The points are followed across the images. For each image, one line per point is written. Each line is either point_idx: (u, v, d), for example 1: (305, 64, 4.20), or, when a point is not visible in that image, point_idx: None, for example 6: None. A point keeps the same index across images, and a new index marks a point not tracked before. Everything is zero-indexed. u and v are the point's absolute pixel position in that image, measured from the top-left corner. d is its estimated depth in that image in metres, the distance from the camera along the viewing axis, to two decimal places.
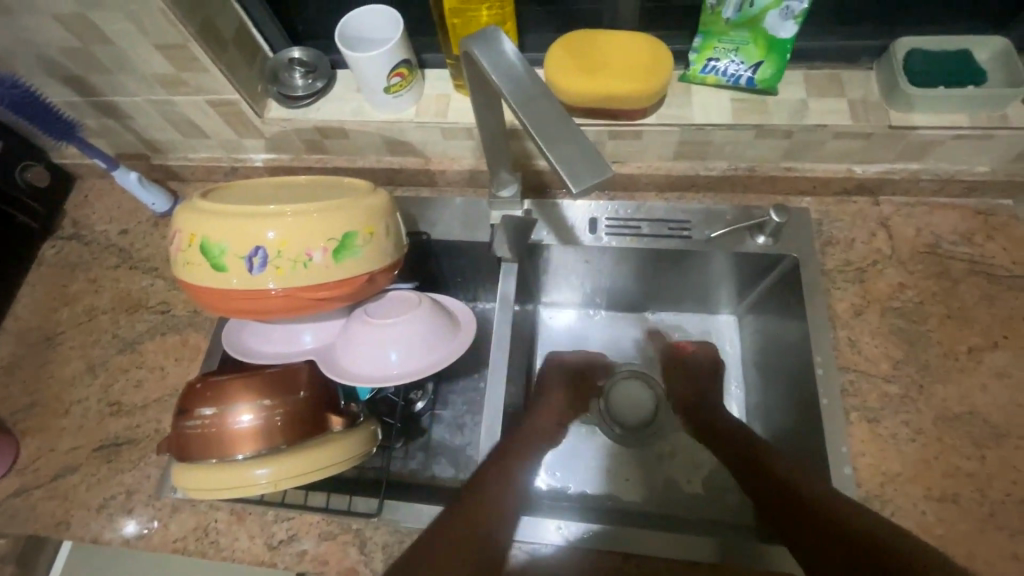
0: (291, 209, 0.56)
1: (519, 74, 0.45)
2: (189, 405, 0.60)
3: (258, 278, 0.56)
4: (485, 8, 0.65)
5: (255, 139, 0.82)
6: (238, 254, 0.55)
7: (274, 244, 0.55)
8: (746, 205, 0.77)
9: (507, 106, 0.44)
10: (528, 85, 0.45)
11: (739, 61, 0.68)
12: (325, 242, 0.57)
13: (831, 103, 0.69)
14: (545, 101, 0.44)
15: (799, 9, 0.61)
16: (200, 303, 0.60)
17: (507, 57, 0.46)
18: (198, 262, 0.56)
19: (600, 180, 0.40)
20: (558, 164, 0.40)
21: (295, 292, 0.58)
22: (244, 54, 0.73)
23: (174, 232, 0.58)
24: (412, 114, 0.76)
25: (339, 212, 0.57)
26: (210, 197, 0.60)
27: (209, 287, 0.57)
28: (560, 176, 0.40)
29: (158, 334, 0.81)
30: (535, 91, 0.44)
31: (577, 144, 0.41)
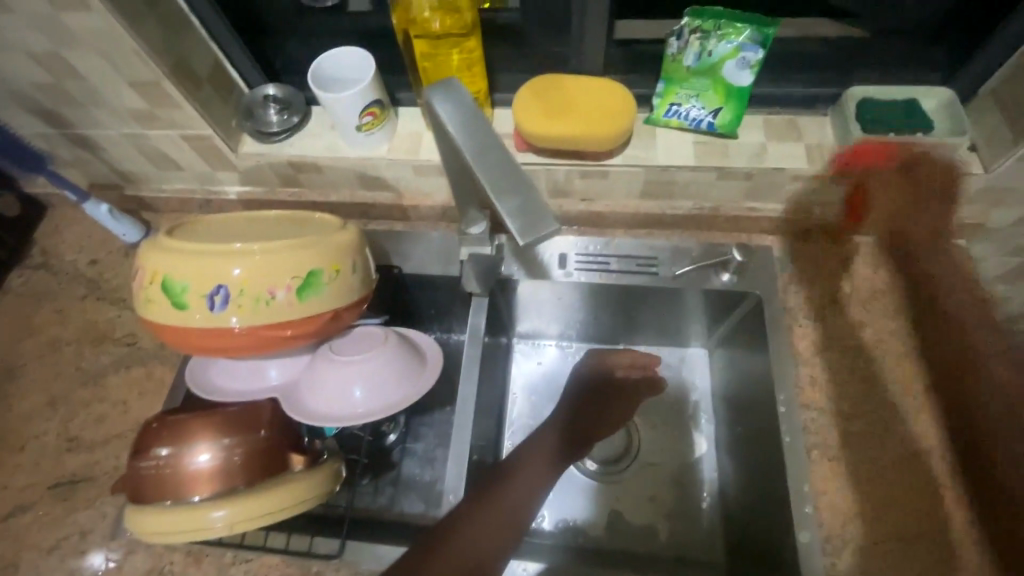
0: (255, 247, 0.56)
1: (476, 125, 0.46)
2: (145, 444, 0.59)
3: (221, 317, 0.56)
4: (455, 53, 0.67)
5: (229, 172, 0.83)
6: (200, 292, 0.55)
7: (237, 282, 0.55)
8: (712, 242, 0.79)
9: (463, 156, 0.45)
10: (484, 136, 0.46)
11: (700, 106, 0.70)
12: (289, 281, 0.57)
13: (789, 147, 0.72)
14: (499, 153, 0.45)
15: (754, 59, 0.65)
16: (162, 339, 0.59)
17: (465, 108, 0.47)
18: (159, 299, 0.56)
19: (546, 236, 0.41)
20: (508, 216, 0.41)
21: (258, 330, 0.57)
22: (219, 90, 0.74)
23: (137, 269, 0.58)
24: (385, 151, 0.77)
25: (304, 250, 0.57)
26: (175, 233, 0.60)
27: (170, 324, 0.56)
28: (509, 228, 0.41)
29: (123, 367, 0.80)
30: (491, 142, 0.45)
31: (528, 196, 0.42)
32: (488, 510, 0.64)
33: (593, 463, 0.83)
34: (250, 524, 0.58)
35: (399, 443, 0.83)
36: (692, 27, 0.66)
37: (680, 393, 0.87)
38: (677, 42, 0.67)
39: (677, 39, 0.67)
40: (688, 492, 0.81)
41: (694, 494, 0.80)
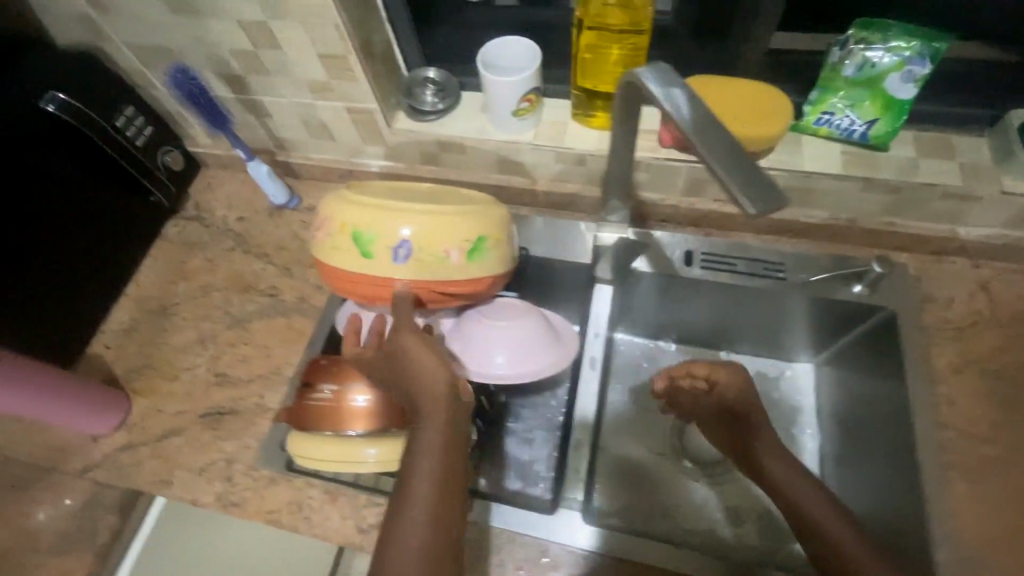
0: (434, 209, 0.61)
1: (693, 101, 0.46)
2: (314, 378, 0.65)
3: (399, 268, 0.61)
4: (616, 47, 0.71)
5: (377, 146, 0.89)
6: (386, 244, 0.60)
7: (420, 239, 0.60)
8: (842, 254, 0.80)
9: (677, 127, 0.46)
10: (703, 112, 0.46)
11: (855, 116, 0.71)
12: (463, 243, 0.61)
13: (941, 164, 0.71)
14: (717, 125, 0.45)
15: (922, 73, 0.65)
16: (336, 287, 0.65)
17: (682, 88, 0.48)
18: (347, 248, 0.61)
19: (776, 208, 0.41)
20: (731, 181, 0.42)
21: (428, 285, 0.62)
22: (387, 69, 0.80)
23: (322, 218, 0.63)
24: (530, 137, 0.81)
25: (476, 216, 0.62)
26: (357, 190, 0.65)
27: (352, 272, 0.62)
28: (734, 194, 0.41)
29: (266, 316, 0.86)
30: (710, 117, 0.45)
31: (749, 165, 0.42)
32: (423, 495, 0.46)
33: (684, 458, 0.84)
34: (396, 466, 0.62)
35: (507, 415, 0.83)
36: (857, 38, 0.67)
37: (785, 407, 0.86)
38: (839, 52, 0.69)
39: (840, 49, 0.68)
40: None
41: None
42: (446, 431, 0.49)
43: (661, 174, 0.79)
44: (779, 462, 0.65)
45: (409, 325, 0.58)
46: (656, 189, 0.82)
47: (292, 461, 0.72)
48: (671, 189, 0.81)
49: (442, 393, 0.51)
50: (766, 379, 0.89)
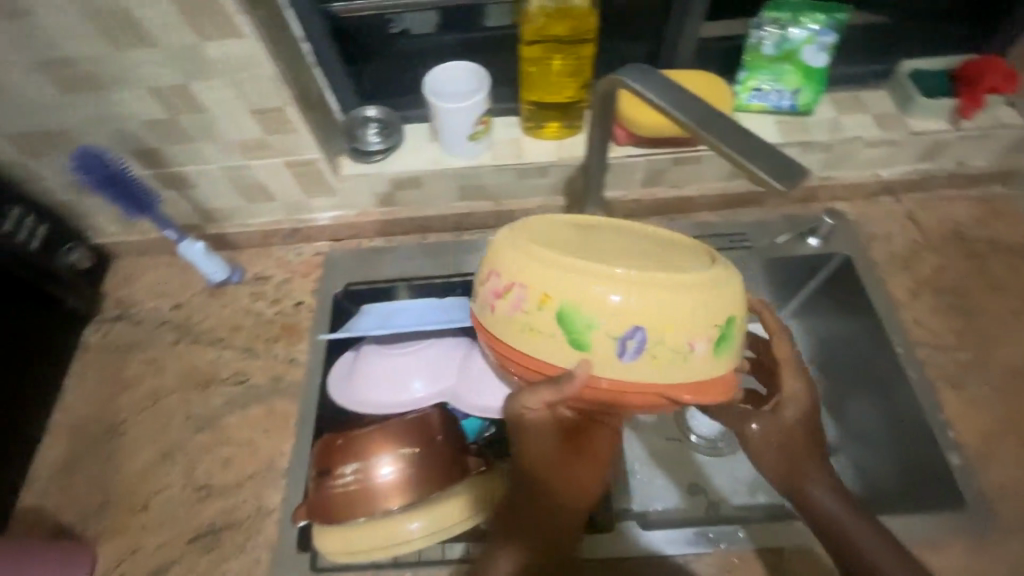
0: (669, 279, 0.44)
1: (682, 96, 0.48)
2: (330, 464, 0.58)
3: (626, 368, 0.44)
4: (557, 58, 0.73)
5: (324, 197, 0.83)
6: (610, 333, 0.44)
7: (658, 326, 0.44)
8: (792, 214, 0.86)
9: (678, 124, 0.47)
10: (698, 105, 0.47)
11: (781, 89, 0.77)
12: (711, 331, 0.45)
13: (859, 118, 0.80)
14: (716, 113, 0.46)
15: (830, 41, 0.73)
16: (506, 365, 0.48)
17: (673, 89, 0.48)
18: (549, 331, 0.45)
19: (804, 184, 0.42)
20: (751, 164, 0.43)
21: (659, 394, 0.45)
22: (323, 115, 0.75)
23: (504, 283, 0.47)
24: (488, 160, 0.80)
25: (721, 293, 0.45)
26: (547, 239, 0.49)
27: (550, 363, 0.45)
28: (758, 174, 0.42)
29: (238, 407, 0.76)
30: (708, 111, 0.46)
31: (760, 145, 0.44)
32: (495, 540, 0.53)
33: (697, 436, 0.85)
34: (443, 534, 0.58)
35: None
36: (771, 19, 0.74)
37: None
38: (757, 33, 0.75)
39: (759, 31, 0.74)
40: None
41: None
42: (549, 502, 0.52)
43: (621, 173, 0.82)
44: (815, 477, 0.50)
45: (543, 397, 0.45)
46: (618, 186, 0.84)
47: (316, 559, 0.64)
48: (633, 183, 0.83)
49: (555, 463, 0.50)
50: None
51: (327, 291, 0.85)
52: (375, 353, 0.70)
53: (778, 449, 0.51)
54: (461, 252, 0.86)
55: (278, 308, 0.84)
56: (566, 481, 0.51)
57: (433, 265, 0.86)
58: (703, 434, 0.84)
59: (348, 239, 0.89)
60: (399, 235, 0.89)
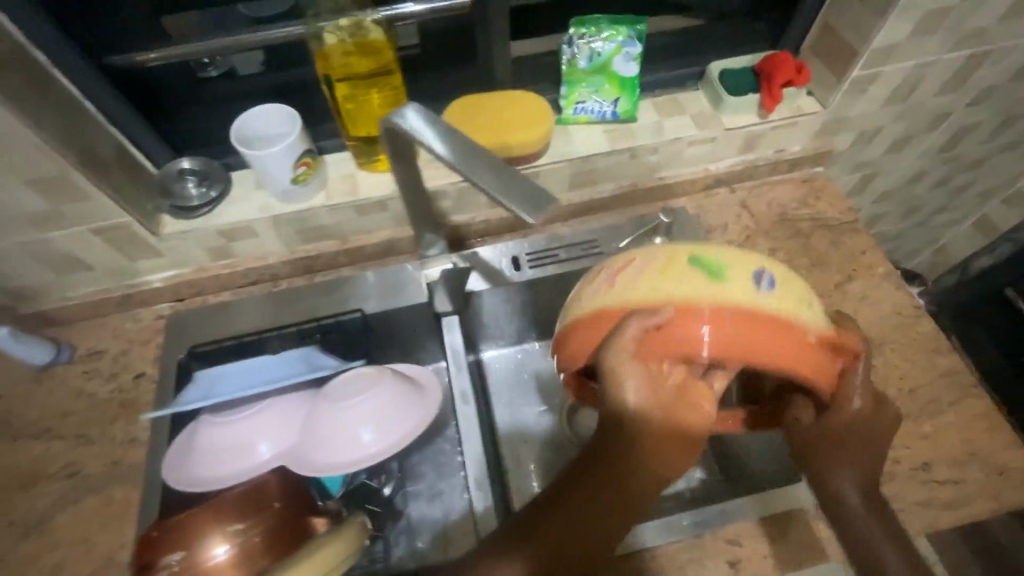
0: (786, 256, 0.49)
1: (443, 133, 0.49)
2: (152, 556, 0.54)
3: (741, 302, 0.43)
4: (376, 91, 0.70)
5: (151, 259, 0.77)
6: (744, 271, 0.45)
7: (786, 273, 0.46)
8: (638, 214, 0.89)
9: (442, 163, 0.49)
10: (459, 142, 0.49)
11: (601, 99, 0.80)
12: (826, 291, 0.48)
13: (678, 119, 0.84)
14: (475, 149, 0.48)
15: (636, 51, 0.77)
16: (620, 324, 0.45)
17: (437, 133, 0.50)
18: (678, 275, 0.45)
19: (549, 208, 0.44)
20: (502, 198, 0.44)
21: (797, 330, 0.43)
22: (128, 174, 0.70)
23: (621, 260, 0.49)
24: (322, 200, 0.77)
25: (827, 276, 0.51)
26: None
27: (679, 300, 0.44)
28: (508, 207, 0.44)
29: (72, 503, 0.69)
30: (467, 146, 0.49)
31: (513, 177, 0.46)
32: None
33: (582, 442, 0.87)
34: None
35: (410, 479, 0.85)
36: (579, 35, 0.77)
37: None
38: (569, 49, 0.78)
39: (569, 47, 0.78)
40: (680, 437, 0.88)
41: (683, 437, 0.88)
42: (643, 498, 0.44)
43: (462, 196, 0.82)
44: (845, 467, 0.51)
45: (655, 335, 0.43)
46: (465, 210, 0.84)
47: None
48: (478, 206, 0.84)
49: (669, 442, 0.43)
50: None
51: (169, 358, 0.79)
52: (210, 423, 0.65)
53: (811, 441, 0.50)
54: (314, 295, 0.83)
55: (114, 385, 0.77)
56: (641, 483, 0.44)
57: (286, 313, 0.82)
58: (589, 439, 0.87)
59: (191, 297, 0.84)
60: (247, 286, 0.85)
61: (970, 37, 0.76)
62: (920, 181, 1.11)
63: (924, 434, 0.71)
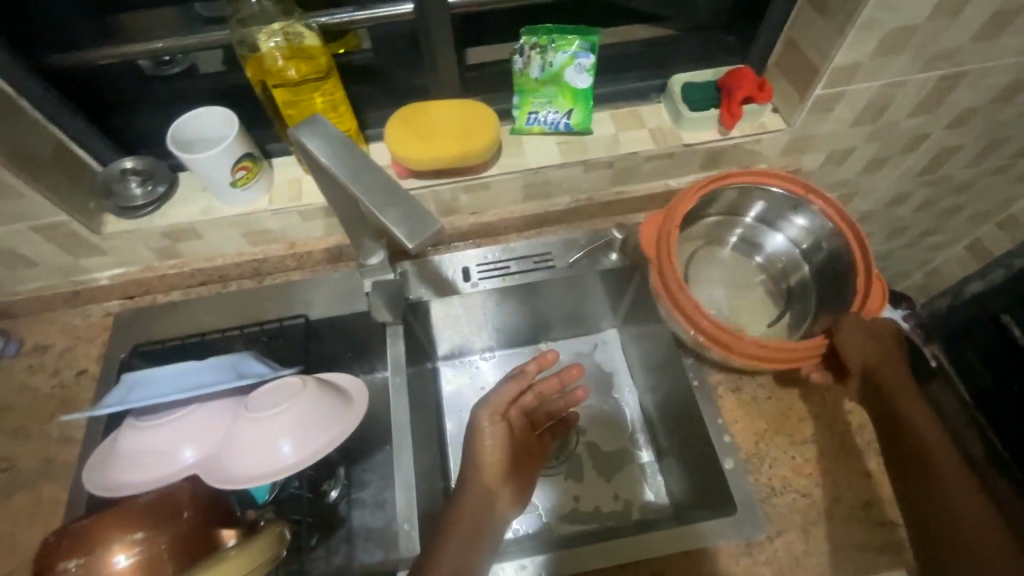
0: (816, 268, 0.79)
1: (347, 152, 0.50)
2: (52, 561, 0.54)
3: (540, 387, 0.73)
4: (316, 97, 0.69)
5: (96, 257, 0.77)
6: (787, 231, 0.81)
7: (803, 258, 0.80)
8: (594, 228, 0.87)
9: (340, 182, 0.49)
10: (360, 162, 0.49)
11: (555, 111, 0.78)
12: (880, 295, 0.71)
13: (636, 134, 0.81)
14: (374, 172, 0.49)
15: (589, 63, 0.74)
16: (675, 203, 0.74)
17: (330, 147, 0.50)
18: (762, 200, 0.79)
19: (433, 239, 0.45)
20: (394, 227, 0.45)
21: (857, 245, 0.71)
22: (68, 173, 0.70)
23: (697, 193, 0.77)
24: (266, 204, 0.76)
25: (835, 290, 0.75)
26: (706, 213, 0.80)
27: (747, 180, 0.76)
28: (397, 236, 0.45)
29: (2, 497, 0.70)
30: (366, 167, 0.49)
31: (408, 207, 0.46)
32: (475, 546, 0.58)
33: None
34: None
35: (355, 486, 0.84)
36: (530, 44, 0.74)
37: (599, 376, 0.94)
38: (521, 59, 0.75)
39: (520, 56, 0.75)
40: (629, 455, 0.87)
41: (632, 455, 0.87)
42: (500, 500, 0.65)
43: None
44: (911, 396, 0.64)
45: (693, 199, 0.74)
46: None
47: None
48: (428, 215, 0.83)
49: (518, 461, 0.69)
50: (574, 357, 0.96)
51: (113, 355, 0.79)
52: (133, 428, 0.65)
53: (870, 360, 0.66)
54: (262, 298, 0.83)
55: (57, 380, 0.78)
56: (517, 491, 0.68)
57: (233, 316, 0.82)
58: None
59: (140, 295, 0.84)
60: (197, 286, 0.85)
61: (941, 58, 0.72)
62: (902, 203, 1.07)
63: (868, 471, 0.69)
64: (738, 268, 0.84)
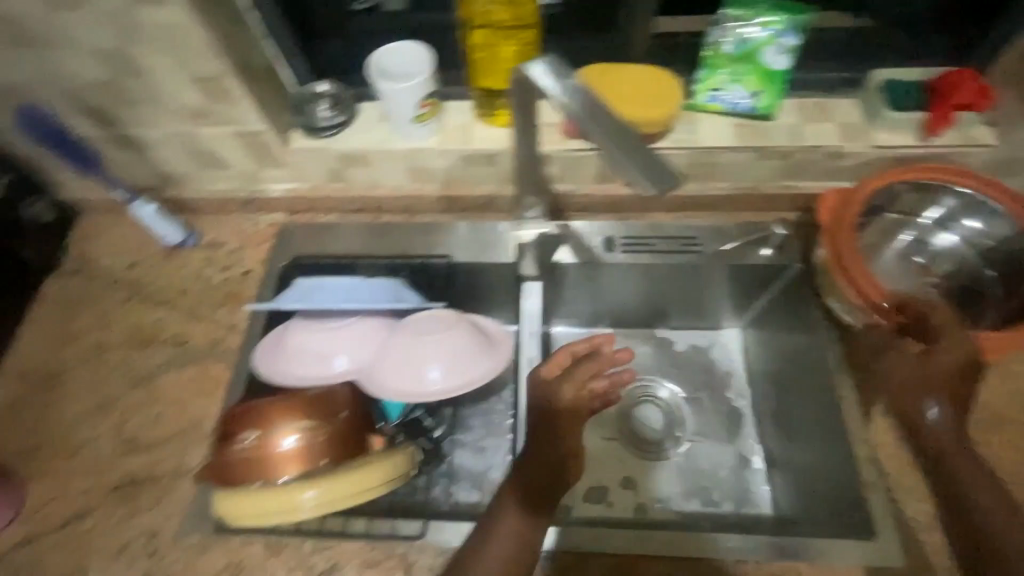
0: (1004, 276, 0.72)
1: (579, 88, 0.49)
2: (232, 429, 0.60)
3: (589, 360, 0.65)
4: (509, 43, 0.71)
5: (276, 169, 0.83)
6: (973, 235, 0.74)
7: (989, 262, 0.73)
8: (749, 220, 0.84)
9: (572, 118, 0.48)
10: (593, 100, 0.48)
11: (740, 90, 0.74)
12: None
13: (821, 126, 0.76)
14: (608, 111, 0.48)
15: (791, 43, 0.70)
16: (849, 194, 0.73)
17: (567, 76, 0.50)
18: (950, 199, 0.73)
19: (672, 186, 0.44)
20: (631, 169, 0.45)
21: None
22: (271, 87, 0.76)
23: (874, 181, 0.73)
24: (436, 143, 0.79)
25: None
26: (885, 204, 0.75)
27: (939, 175, 0.71)
28: (634, 178, 0.44)
29: (176, 367, 0.78)
30: (601, 104, 0.48)
31: (645, 151, 0.45)
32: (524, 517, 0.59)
33: (639, 438, 0.87)
34: (337, 504, 0.59)
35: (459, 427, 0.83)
36: (732, 16, 0.71)
37: (714, 373, 0.90)
38: (717, 31, 0.72)
39: (716, 28, 0.72)
40: (738, 458, 0.83)
41: (743, 459, 0.83)
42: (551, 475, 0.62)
43: (570, 165, 0.80)
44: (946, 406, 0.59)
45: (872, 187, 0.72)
46: (569, 180, 0.83)
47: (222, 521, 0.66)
48: (583, 178, 0.82)
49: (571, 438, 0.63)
50: (692, 349, 0.92)
51: (275, 262, 0.86)
52: (300, 328, 0.71)
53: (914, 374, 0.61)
54: (411, 234, 0.87)
55: (226, 275, 0.86)
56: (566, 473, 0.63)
57: (382, 246, 0.86)
58: (645, 435, 0.86)
59: (302, 213, 0.90)
60: (352, 213, 0.90)
61: None
62: None
63: None
64: (905, 269, 0.78)
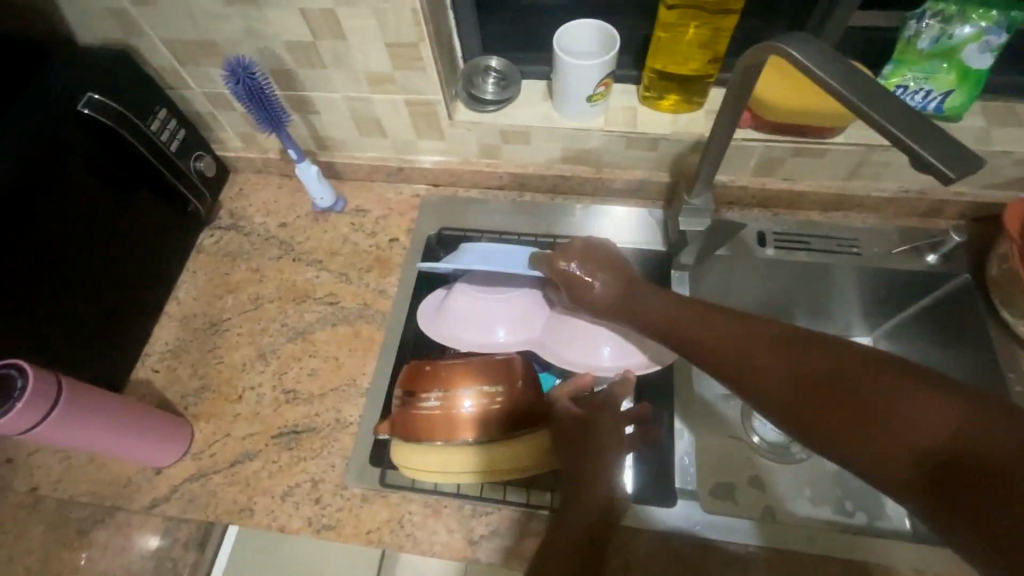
0: None
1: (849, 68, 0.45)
2: (416, 387, 0.62)
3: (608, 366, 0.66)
4: (693, 24, 0.71)
5: (432, 140, 0.85)
6: None
7: None
8: (910, 226, 0.81)
9: (841, 99, 0.44)
10: (867, 81, 0.44)
11: (929, 89, 0.72)
12: None
13: (1012, 132, 0.73)
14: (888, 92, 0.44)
15: (999, 42, 0.67)
16: None
17: (830, 54, 0.46)
18: None
19: (976, 172, 0.39)
20: (922, 152, 0.40)
21: None
22: (446, 57, 0.77)
23: None
24: (600, 124, 0.79)
25: None
26: None
27: None
28: (927, 160, 0.40)
29: (329, 325, 0.81)
30: (877, 86, 0.44)
31: (938, 132, 0.41)
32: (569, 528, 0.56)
33: (760, 438, 0.85)
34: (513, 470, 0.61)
35: None
36: (934, 10, 0.67)
37: None
38: (916, 25, 0.69)
39: (917, 21, 0.68)
40: None
41: None
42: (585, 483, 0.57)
43: (733, 155, 0.79)
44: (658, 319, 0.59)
45: None
46: (728, 170, 0.81)
47: (385, 475, 0.68)
48: (742, 169, 0.81)
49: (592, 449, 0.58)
50: None
51: (421, 232, 0.87)
52: (462, 294, 0.72)
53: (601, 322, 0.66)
54: (555, 214, 0.87)
55: (374, 241, 0.88)
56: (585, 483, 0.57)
57: (526, 224, 0.87)
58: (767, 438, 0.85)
59: (446, 185, 0.91)
60: (495, 189, 0.90)
61: None
62: None
63: None
64: None
